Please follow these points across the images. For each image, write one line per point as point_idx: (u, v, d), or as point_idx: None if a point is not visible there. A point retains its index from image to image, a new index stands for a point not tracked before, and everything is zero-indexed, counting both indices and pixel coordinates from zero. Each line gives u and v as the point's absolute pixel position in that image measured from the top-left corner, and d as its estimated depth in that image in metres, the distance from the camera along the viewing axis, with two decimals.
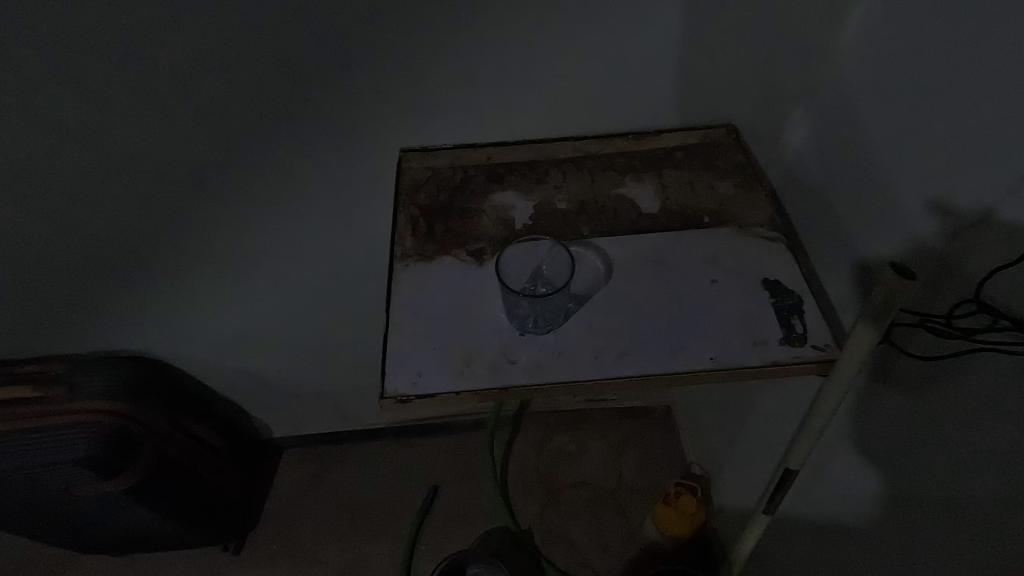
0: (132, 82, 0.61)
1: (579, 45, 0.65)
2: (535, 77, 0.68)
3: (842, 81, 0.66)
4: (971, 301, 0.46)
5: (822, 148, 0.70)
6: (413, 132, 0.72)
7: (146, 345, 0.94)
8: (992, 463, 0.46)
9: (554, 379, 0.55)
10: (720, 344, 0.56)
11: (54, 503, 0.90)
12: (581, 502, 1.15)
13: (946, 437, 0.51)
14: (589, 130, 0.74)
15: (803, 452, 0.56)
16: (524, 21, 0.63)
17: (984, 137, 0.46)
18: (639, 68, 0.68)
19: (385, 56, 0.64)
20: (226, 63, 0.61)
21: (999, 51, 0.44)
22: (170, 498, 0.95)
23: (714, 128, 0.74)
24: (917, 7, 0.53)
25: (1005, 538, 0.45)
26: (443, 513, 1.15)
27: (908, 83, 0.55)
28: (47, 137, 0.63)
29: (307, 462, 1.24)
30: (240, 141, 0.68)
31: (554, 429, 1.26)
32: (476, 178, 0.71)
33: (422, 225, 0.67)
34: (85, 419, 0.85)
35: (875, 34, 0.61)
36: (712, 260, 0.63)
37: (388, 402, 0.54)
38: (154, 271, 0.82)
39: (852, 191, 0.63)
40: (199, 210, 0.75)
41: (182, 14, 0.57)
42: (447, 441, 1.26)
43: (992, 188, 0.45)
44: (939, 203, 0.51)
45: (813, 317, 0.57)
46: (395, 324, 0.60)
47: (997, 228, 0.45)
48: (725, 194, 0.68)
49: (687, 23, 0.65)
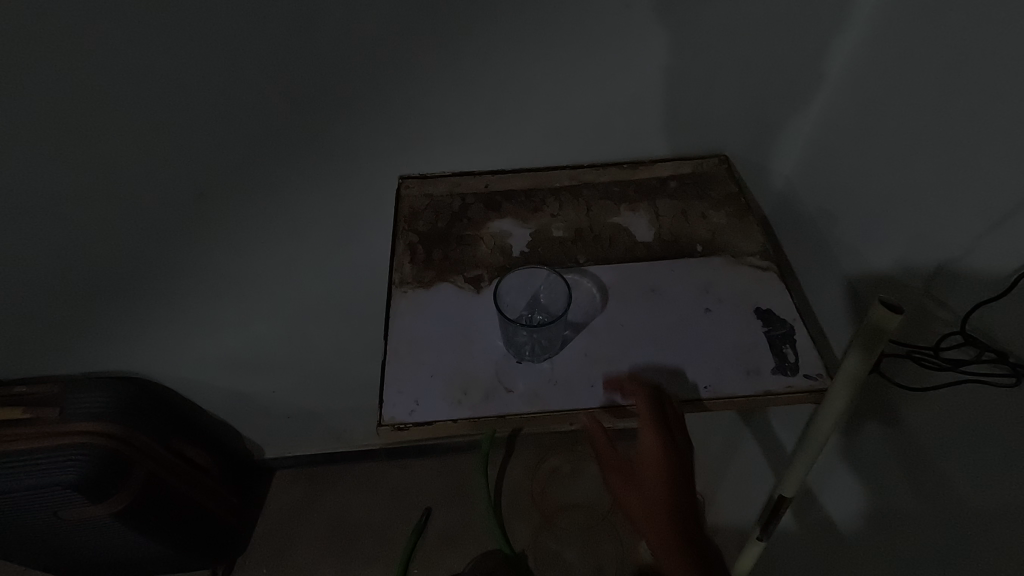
0: (133, 111, 0.62)
1: (577, 79, 0.67)
2: (533, 108, 0.69)
3: (832, 115, 0.69)
4: (958, 333, 0.48)
5: (813, 179, 0.72)
6: (413, 161, 0.73)
7: (136, 367, 0.94)
8: (983, 490, 0.47)
9: (551, 407, 0.55)
10: (713, 373, 0.57)
11: (41, 528, 0.89)
12: (576, 524, 1.15)
13: (936, 466, 0.52)
14: (585, 159, 0.76)
15: (794, 481, 0.56)
16: (521, 55, 0.64)
17: (968, 177, 0.48)
18: (635, 101, 0.70)
19: (388, 88, 0.65)
20: (225, 92, 0.62)
21: (982, 98, 0.46)
22: (158, 522, 0.94)
23: (706, 158, 0.76)
24: (904, 50, 0.55)
25: (997, 565, 0.46)
26: (435, 536, 1.14)
27: (894, 122, 0.56)
28: (48, 165, 0.64)
29: (298, 484, 1.23)
30: (242, 168, 0.69)
31: (549, 451, 1.26)
32: (474, 206, 0.73)
33: (420, 251, 0.69)
34: (74, 441, 0.84)
35: (863, 72, 0.63)
36: (705, 289, 0.64)
37: (385, 429, 0.55)
38: (147, 295, 0.82)
39: (844, 221, 0.65)
40: (198, 234, 0.76)
41: (184, 47, 0.58)
42: (440, 463, 1.25)
43: (974, 225, 0.47)
44: (928, 237, 0.52)
45: (805, 346, 0.58)
46: (393, 351, 0.60)
47: (987, 262, 0.46)
48: (718, 223, 0.70)
49: (683, 58, 0.66)
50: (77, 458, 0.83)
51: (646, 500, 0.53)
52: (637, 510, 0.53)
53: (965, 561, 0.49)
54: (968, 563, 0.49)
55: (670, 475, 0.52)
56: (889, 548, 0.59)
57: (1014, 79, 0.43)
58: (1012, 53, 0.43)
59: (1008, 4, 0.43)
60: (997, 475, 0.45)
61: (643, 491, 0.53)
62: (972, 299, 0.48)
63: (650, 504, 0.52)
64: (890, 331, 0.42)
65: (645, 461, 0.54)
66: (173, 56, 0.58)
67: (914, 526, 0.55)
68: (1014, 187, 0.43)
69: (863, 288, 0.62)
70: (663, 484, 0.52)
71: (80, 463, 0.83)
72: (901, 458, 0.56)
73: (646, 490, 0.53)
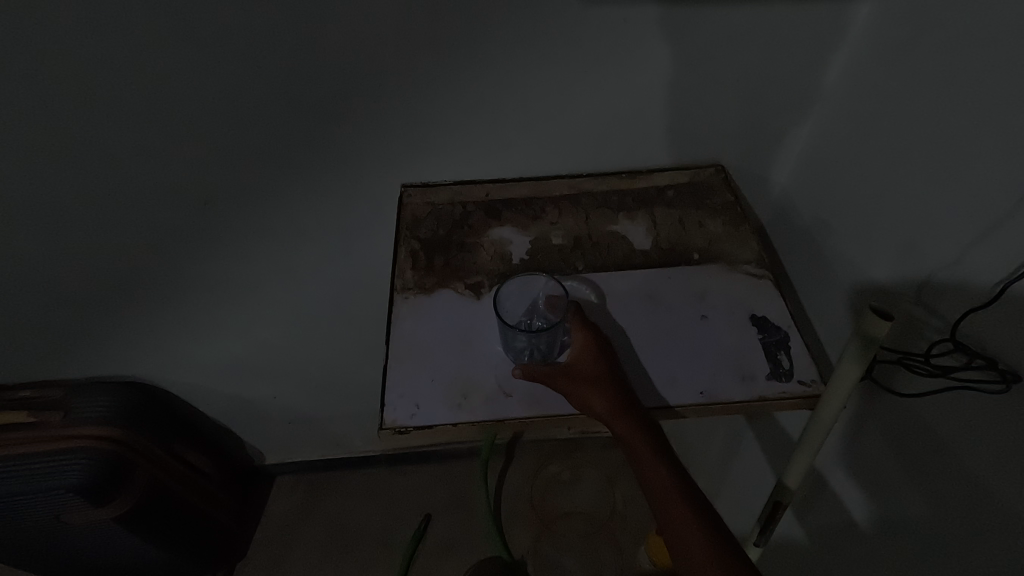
0: (141, 121, 0.63)
1: (576, 91, 0.68)
2: (534, 118, 0.71)
3: (826, 127, 0.70)
4: (948, 340, 0.49)
5: (808, 189, 0.73)
6: (415, 170, 0.75)
7: (139, 372, 0.95)
8: (977, 493, 0.48)
9: (549, 411, 0.56)
10: (709, 379, 0.58)
11: (43, 531, 0.90)
12: (575, 531, 1.15)
13: (929, 470, 0.53)
14: (584, 169, 0.78)
15: (792, 485, 0.56)
16: (522, 68, 0.65)
17: (957, 189, 0.49)
18: (632, 112, 0.71)
19: (391, 99, 0.66)
20: (233, 102, 0.64)
21: (968, 111, 0.47)
22: (160, 525, 0.95)
23: (703, 168, 0.77)
24: (895, 63, 0.57)
25: (992, 568, 0.47)
26: (435, 542, 1.15)
27: (886, 134, 0.58)
28: (57, 173, 0.65)
29: (298, 490, 1.24)
30: (248, 177, 0.71)
31: (548, 458, 1.26)
32: (475, 214, 0.74)
33: (421, 258, 0.70)
34: (79, 445, 0.85)
35: (855, 85, 0.64)
36: (701, 296, 0.65)
37: (386, 433, 0.56)
38: (151, 301, 0.83)
39: (838, 231, 0.66)
40: (203, 241, 0.77)
41: (192, 59, 0.60)
42: (440, 469, 1.26)
43: (962, 235, 0.48)
44: (920, 247, 0.53)
45: (799, 353, 0.59)
46: (395, 355, 0.61)
47: (974, 272, 0.47)
48: (714, 232, 0.71)
49: (681, 71, 0.68)
50: (81, 462, 0.84)
51: (595, 382, 0.55)
52: (589, 394, 0.54)
53: (960, 564, 0.50)
54: (963, 566, 0.49)
55: (606, 359, 0.57)
56: (885, 553, 0.59)
57: (999, 93, 0.44)
58: (997, 68, 0.44)
59: (994, 21, 0.45)
60: (991, 480, 0.46)
61: (589, 379, 0.55)
62: (962, 307, 0.49)
63: (601, 389, 0.54)
64: (882, 337, 0.43)
65: (579, 357, 0.57)
66: (182, 66, 0.60)
67: (909, 532, 0.56)
68: (1000, 199, 0.44)
69: (857, 295, 0.63)
70: (602, 366, 0.56)
71: (83, 466, 0.84)
72: (895, 464, 0.57)
73: (592, 374, 0.56)
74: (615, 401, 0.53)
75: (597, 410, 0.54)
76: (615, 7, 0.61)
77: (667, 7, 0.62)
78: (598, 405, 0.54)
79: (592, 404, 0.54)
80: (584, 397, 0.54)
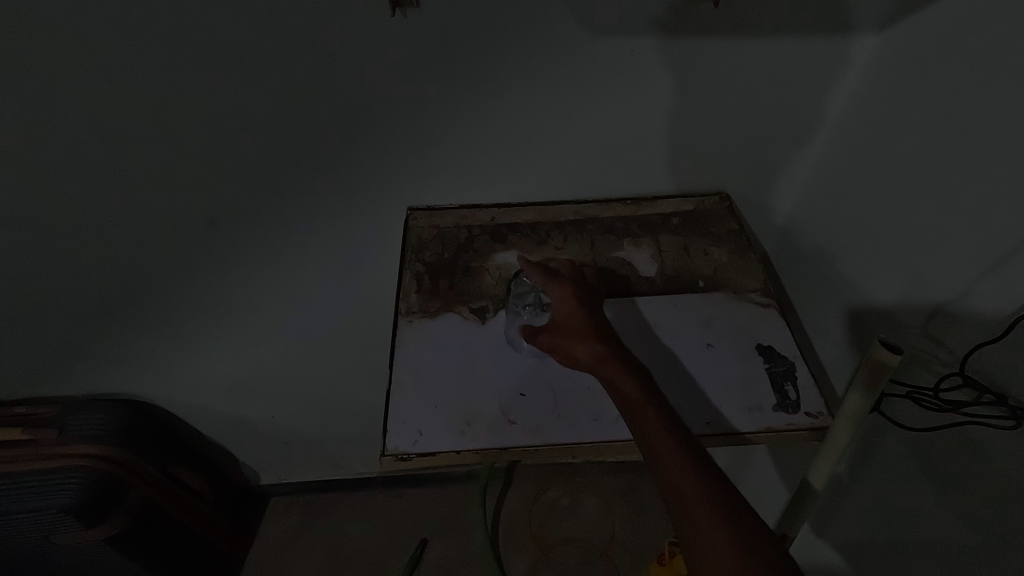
0: (148, 141, 0.63)
1: (583, 119, 0.69)
2: (539, 143, 0.71)
3: (829, 157, 0.71)
4: (958, 374, 0.48)
5: (813, 218, 0.74)
6: (422, 195, 0.76)
7: (136, 391, 0.94)
8: (996, 525, 0.47)
9: (553, 439, 0.56)
10: (716, 407, 0.58)
11: (31, 550, 0.88)
12: (572, 557, 1.13)
13: (947, 501, 0.52)
14: (589, 195, 0.79)
15: (802, 518, 0.55)
16: (529, 94, 0.66)
17: (965, 220, 0.49)
18: (637, 139, 0.72)
19: (399, 124, 0.67)
20: (242, 123, 0.64)
21: (977, 145, 0.47)
22: (150, 547, 0.93)
23: (708, 197, 0.78)
24: (901, 96, 0.57)
25: None
26: (432, 567, 1.12)
27: (893, 165, 0.58)
28: (62, 191, 0.65)
29: (293, 511, 1.22)
30: (253, 197, 0.71)
31: (548, 483, 1.24)
32: (480, 237, 0.75)
33: (426, 281, 0.70)
34: (68, 463, 0.83)
35: (858, 118, 0.65)
36: (706, 325, 0.65)
37: (388, 459, 0.55)
38: (150, 318, 0.82)
39: (844, 260, 0.66)
40: (206, 259, 0.77)
41: (201, 82, 0.60)
42: (437, 492, 1.24)
43: (970, 267, 0.48)
44: (928, 278, 0.53)
45: (805, 384, 0.59)
46: (398, 380, 0.61)
47: (983, 304, 0.47)
48: (719, 260, 0.71)
49: (686, 100, 0.68)
50: (71, 480, 0.82)
51: (578, 334, 0.53)
52: (573, 346, 0.53)
53: None
54: None
55: (588, 315, 0.55)
56: None
57: (1005, 128, 0.45)
58: (1004, 107, 0.45)
59: (1002, 57, 0.45)
60: (1008, 517, 0.45)
61: (574, 332, 0.54)
62: (969, 341, 0.49)
63: (586, 340, 0.52)
64: (893, 368, 0.42)
65: (564, 313, 0.56)
66: (190, 88, 0.60)
67: (927, 563, 0.55)
68: (1009, 232, 0.44)
69: (863, 321, 0.63)
70: (585, 319, 0.55)
71: (75, 485, 0.82)
72: (912, 495, 0.56)
73: (577, 327, 0.54)
74: (599, 350, 0.51)
75: (586, 361, 0.52)
76: (621, 37, 0.62)
77: (674, 37, 0.62)
78: (584, 355, 0.52)
79: (577, 356, 0.52)
80: (571, 348, 0.53)
